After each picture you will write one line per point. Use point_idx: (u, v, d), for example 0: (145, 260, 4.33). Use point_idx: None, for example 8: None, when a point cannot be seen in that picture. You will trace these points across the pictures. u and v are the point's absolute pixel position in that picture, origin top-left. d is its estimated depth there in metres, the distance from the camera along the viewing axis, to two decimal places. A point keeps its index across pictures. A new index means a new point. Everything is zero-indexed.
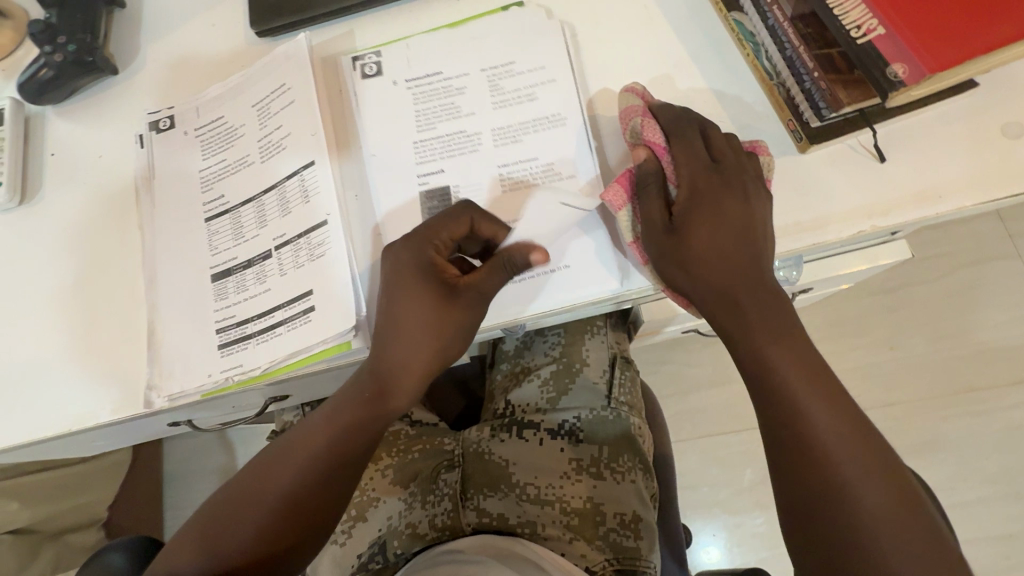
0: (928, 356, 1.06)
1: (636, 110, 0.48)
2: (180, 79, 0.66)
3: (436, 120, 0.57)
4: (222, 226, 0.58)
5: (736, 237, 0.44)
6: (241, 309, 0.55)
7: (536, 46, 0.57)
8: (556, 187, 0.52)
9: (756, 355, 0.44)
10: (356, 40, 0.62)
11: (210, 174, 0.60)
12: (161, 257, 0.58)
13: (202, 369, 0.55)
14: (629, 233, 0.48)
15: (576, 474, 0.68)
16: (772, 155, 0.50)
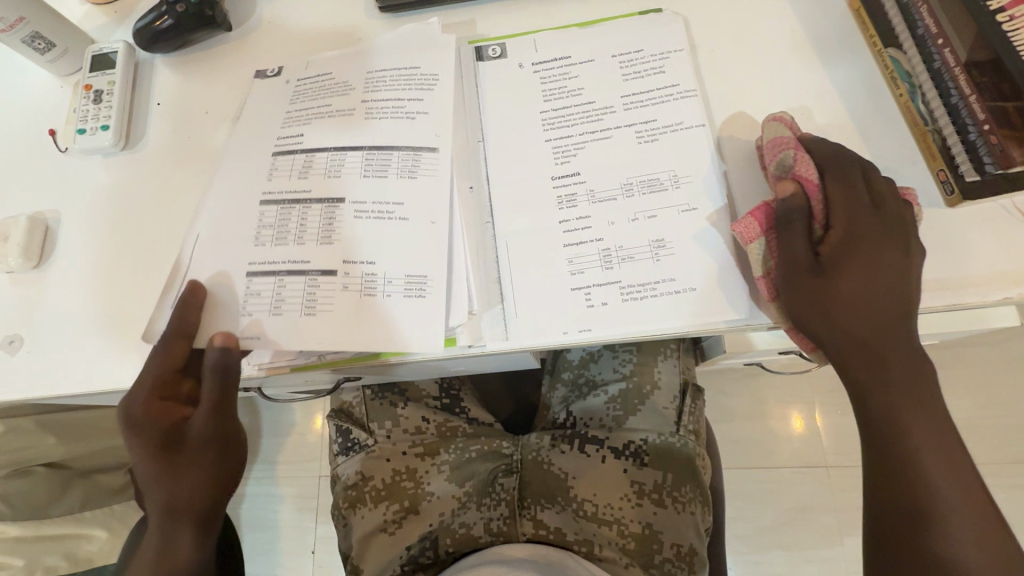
0: (993, 426, 1.01)
1: (788, 143, 0.46)
2: (294, 44, 0.64)
3: (561, 121, 0.55)
4: (307, 216, 0.53)
5: (885, 288, 0.43)
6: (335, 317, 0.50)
7: (674, 57, 0.55)
8: (685, 207, 0.50)
9: (884, 409, 0.43)
10: (481, 28, 0.60)
11: (299, 166, 0.55)
12: (240, 252, 0.53)
13: None
14: (760, 266, 0.45)
15: (637, 498, 0.66)
16: (920, 206, 0.47)
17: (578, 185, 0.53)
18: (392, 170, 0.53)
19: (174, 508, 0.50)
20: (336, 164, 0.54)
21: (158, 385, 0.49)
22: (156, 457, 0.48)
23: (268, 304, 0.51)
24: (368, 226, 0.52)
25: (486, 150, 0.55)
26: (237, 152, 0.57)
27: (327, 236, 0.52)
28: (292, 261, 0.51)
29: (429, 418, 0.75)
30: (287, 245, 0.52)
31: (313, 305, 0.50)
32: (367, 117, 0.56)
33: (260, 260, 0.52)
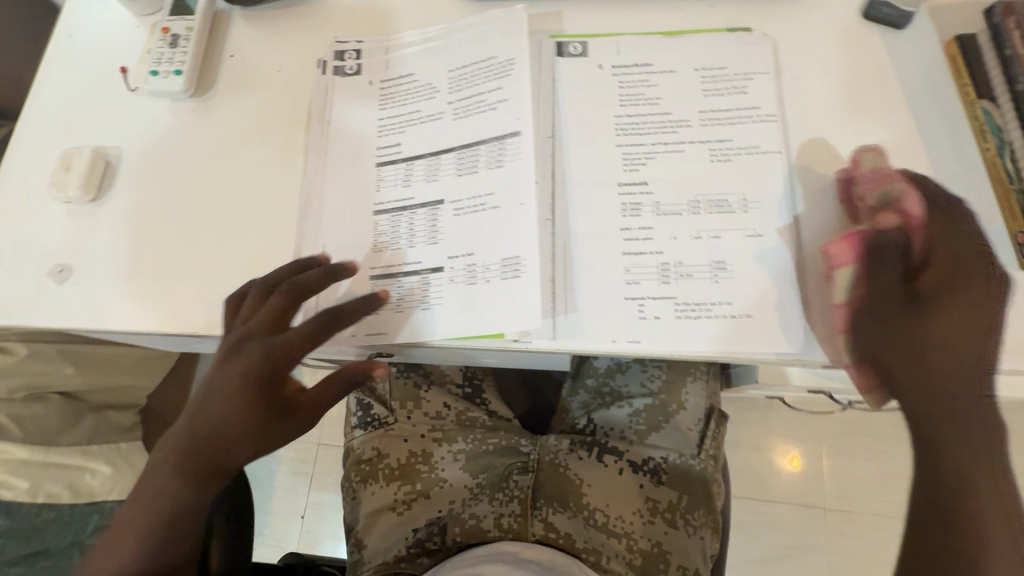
0: None
1: (894, 176, 0.46)
2: (374, 14, 0.64)
3: (635, 128, 0.54)
4: (416, 220, 0.55)
5: (972, 340, 0.42)
6: (448, 308, 0.52)
7: (758, 79, 0.54)
8: (744, 227, 0.50)
9: (955, 464, 0.41)
10: (565, 22, 0.60)
11: (403, 176, 0.57)
12: (357, 254, 0.56)
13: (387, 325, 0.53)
14: (844, 294, 0.44)
15: (650, 515, 0.66)
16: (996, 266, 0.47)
17: (646, 196, 0.52)
18: (482, 164, 0.54)
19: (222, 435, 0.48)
20: (433, 168, 0.56)
21: (261, 319, 0.50)
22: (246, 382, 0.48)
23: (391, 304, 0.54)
24: (469, 220, 0.53)
25: (554, 146, 0.55)
26: (338, 135, 0.60)
27: (434, 237, 0.54)
28: (407, 262, 0.54)
29: (450, 404, 0.76)
30: (401, 249, 0.55)
31: (428, 298, 0.53)
32: (456, 117, 0.57)
33: (379, 263, 0.55)
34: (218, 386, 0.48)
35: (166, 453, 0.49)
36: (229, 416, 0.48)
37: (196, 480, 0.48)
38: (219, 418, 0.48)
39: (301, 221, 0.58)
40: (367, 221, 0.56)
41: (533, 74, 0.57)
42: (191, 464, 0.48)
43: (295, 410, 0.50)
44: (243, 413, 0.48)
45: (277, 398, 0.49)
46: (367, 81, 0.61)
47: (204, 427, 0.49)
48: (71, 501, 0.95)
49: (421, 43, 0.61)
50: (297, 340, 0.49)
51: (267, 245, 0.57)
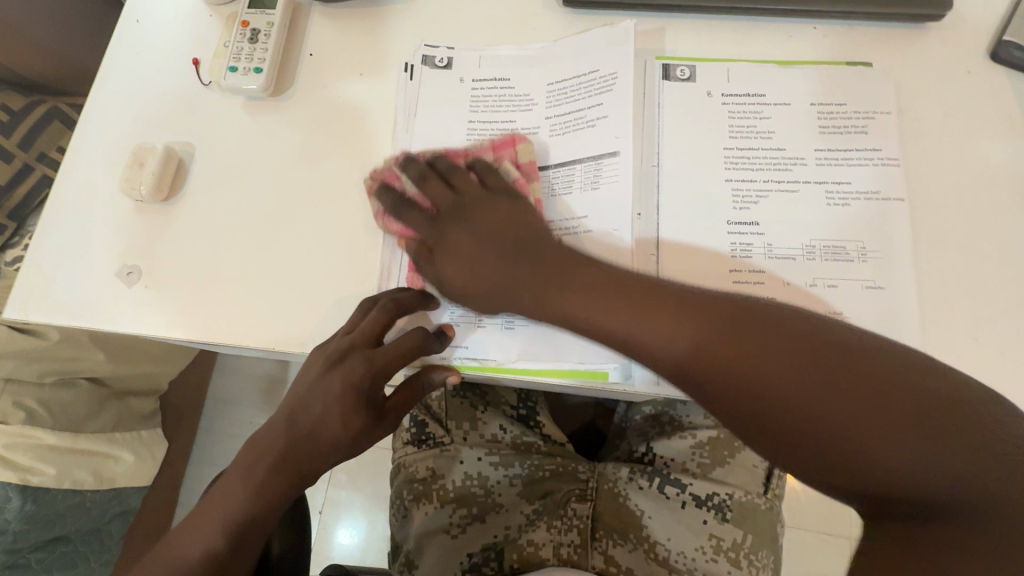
0: None
1: None
2: (464, 20, 0.61)
3: (745, 163, 0.51)
4: None
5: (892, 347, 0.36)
6: (530, 335, 0.49)
7: (879, 118, 0.51)
8: (858, 274, 0.47)
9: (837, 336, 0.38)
10: (670, 42, 0.56)
11: None
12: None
13: (460, 343, 0.50)
14: None
15: (713, 552, 0.64)
16: None
17: (757, 237, 0.49)
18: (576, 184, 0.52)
19: (315, 430, 0.47)
20: None
21: (364, 329, 0.48)
22: (349, 395, 0.47)
23: (470, 318, 0.51)
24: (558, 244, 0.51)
25: (659, 176, 0.52)
26: (425, 140, 0.57)
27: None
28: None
29: (506, 427, 0.74)
30: None
31: (511, 321, 0.50)
32: (552, 134, 0.54)
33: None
34: (315, 389, 0.47)
35: (255, 438, 0.49)
36: (330, 420, 0.47)
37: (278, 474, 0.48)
38: (313, 419, 0.47)
39: (384, 231, 0.55)
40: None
41: (635, 89, 0.54)
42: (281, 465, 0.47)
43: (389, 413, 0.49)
44: (338, 421, 0.47)
45: (372, 405, 0.48)
46: (459, 77, 0.58)
47: (298, 425, 0.48)
48: (94, 488, 0.97)
49: (516, 55, 0.58)
50: (393, 357, 0.47)
51: (346, 260, 0.55)
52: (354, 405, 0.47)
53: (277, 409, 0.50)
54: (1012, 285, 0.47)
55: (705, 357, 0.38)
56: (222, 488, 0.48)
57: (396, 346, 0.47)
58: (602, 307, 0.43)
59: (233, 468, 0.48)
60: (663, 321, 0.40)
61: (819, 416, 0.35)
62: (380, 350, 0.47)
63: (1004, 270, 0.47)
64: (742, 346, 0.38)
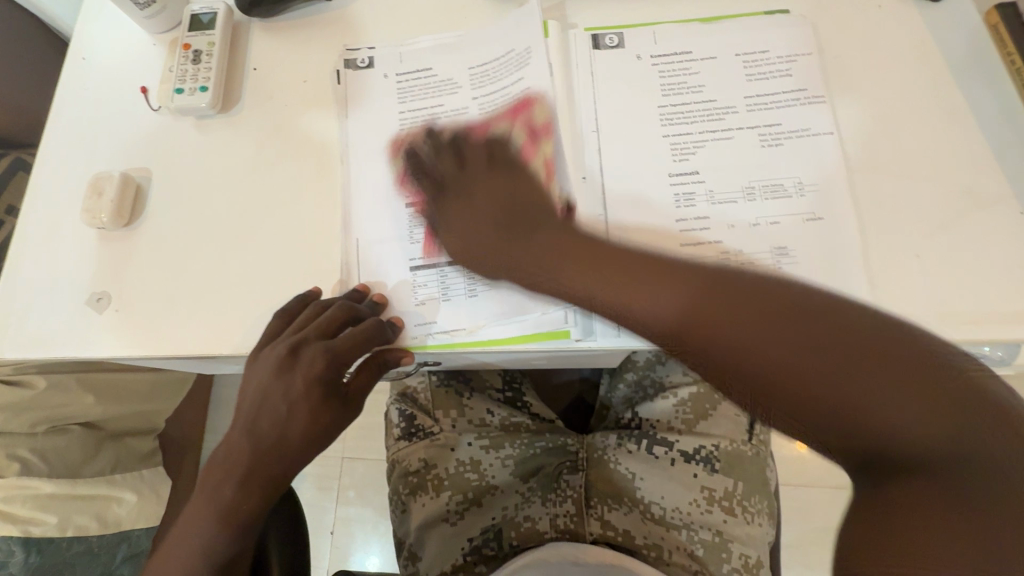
0: None
1: None
2: (396, 18, 0.63)
3: (681, 118, 0.53)
4: (453, 211, 0.54)
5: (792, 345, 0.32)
6: (491, 298, 0.51)
7: (800, 61, 0.53)
8: (795, 206, 0.49)
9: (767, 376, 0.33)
10: (581, 15, 0.59)
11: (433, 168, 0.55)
12: (393, 255, 0.54)
13: (427, 321, 0.52)
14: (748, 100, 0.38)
15: (707, 504, 0.66)
16: None
17: (699, 183, 0.51)
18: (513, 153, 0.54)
19: (285, 432, 0.50)
20: None
21: (314, 325, 0.50)
22: (311, 397, 0.50)
23: (436, 293, 0.52)
24: None
25: (598, 142, 0.54)
26: (360, 137, 0.58)
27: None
28: (450, 253, 0.53)
29: (494, 410, 0.75)
30: (439, 241, 0.54)
31: (473, 287, 0.52)
32: (481, 110, 0.56)
33: (419, 256, 0.54)
34: (278, 392, 0.49)
35: (239, 439, 0.50)
36: (297, 421, 0.50)
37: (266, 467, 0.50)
38: (281, 418, 0.49)
39: (339, 227, 0.56)
40: (400, 219, 0.55)
41: (554, 56, 0.56)
42: (259, 464, 0.49)
43: (356, 393, 0.53)
44: (305, 419, 0.50)
45: (339, 392, 0.51)
46: (382, 74, 0.60)
47: (263, 429, 0.50)
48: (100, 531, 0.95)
49: (433, 44, 0.60)
50: (348, 348, 0.50)
51: (309, 259, 0.56)
52: (318, 404, 0.50)
53: (245, 414, 0.50)
54: (942, 200, 0.49)
55: (695, 321, 0.36)
56: (214, 486, 0.50)
57: (355, 335, 0.50)
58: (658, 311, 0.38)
59: (222, 467, 0.50)
60: (633, 287, 0.41)
61: (934, 520, 0.27)
62: (338, 343, 0.50)
63: (936, 187, 0.49)
64: (767, 310, 0.34)
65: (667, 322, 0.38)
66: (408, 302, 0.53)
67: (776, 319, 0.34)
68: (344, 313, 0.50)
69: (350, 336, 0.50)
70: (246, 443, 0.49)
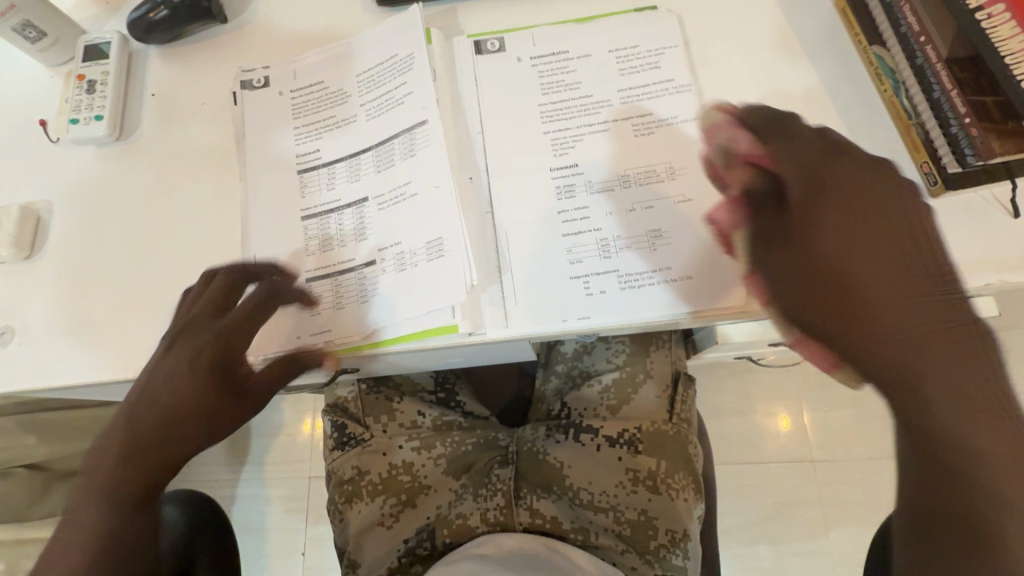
0: None
1: None
2: (288, 36, 0.64)
3: (559, 114, 0.56)
4: (346, 220, 0.55)
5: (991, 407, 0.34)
6: (381, 303, 0.52)
7: (667, 53, 0.56)
8: (666, 189, 0.52)
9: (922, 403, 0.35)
10: (463, 23, 0.61)
11: (326, 180, 0.57)
12: (290, 266, 0.55)
13: (323, 331, 0.53)
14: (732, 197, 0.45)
15: (632, 485, 0.67)
16: None
17: (578, 175, 0.53)
18: (397, 156, 0.55)
19: (166, 413, 0.47)
20: (355, 169, 0.56)
21: (203, 302, 0.51)
22: (196, 372, 0.48)
23: (330, 303, 0.54)
24: (393, 215, 0.54)
25: (485, 141, 0.56)
26: (257, 155, 0.59)
27: (363, 234, 0.55)
28: (343, 261, 0.54)
29: (425, 412, 0.76)
30: (334, 250, 0.55)
31: (363, 295, 0.53)
32: (369, 119, 0.58)
33: (314, 267, 0.55)
34: (163, 370, 0.48)
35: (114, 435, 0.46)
36: (179, 398, 0.47)
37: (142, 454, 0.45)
38: (179, 395, 0.47)
39: (238, 244, 0.57)
40: (296, 232, 0.56)
41: (438, 64, 0.58)
42: (139, 446, 0.45)
43: (260, 379, 0.51)
44: (188, 394, 0.47)
45: (238, 371, 0.50)
46: (276, 91, 0.61)
47: (144, 417, 0.47)
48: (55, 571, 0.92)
49: (323, 60, 0.61)
50: (235, 315, 0.50)
51: None
52: (203, 380, 0.48)
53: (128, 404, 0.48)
54: None
55: (874, 328, 0.36)
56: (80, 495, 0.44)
57: (264, 305, 0.52)
58: (912, 305, 0.36)
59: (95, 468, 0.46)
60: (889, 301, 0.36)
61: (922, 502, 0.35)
62: (226, 314, 0.50)
63: None
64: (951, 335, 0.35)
65: (894, 332, 0.36)
66: (303, 313, 0.54)
67: (943, 342, 0.35)
68: (229, 284, 0.52)
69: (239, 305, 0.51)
70: (132, 421, 0.46)
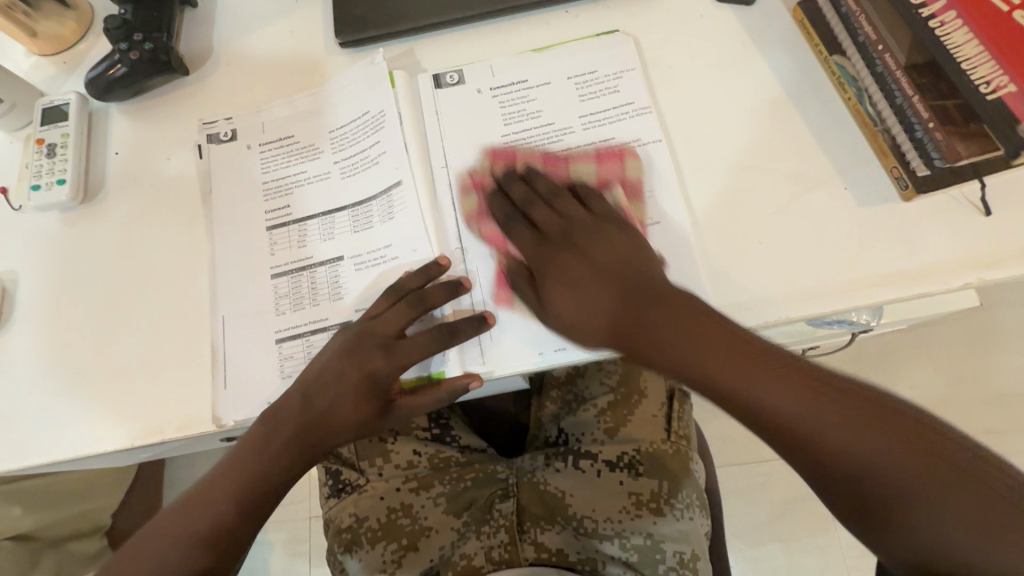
0: (945, 396, 1.06)
1: None
2: (251, 84, 0.63)
3: (522, 145, 0.55)
4: (318, 279, 0.54)
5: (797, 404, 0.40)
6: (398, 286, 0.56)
7: (626, 77, 0.57)
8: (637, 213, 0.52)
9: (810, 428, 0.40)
10: (426, 60, 0.61)
11: (297, 238, 0.56)
12: (262, 326, 0.54)
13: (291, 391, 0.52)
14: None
15: (636, 509, 0.66)
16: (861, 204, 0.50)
17: None
18: (375, 218, 0.55)
19: (255, 474, 0.50)
20: (329, 228, 0.56)
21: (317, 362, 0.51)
22: (293, 440, 0.50)
23: (301, 363, 0.53)
24: (369, 275, 0.53)
25: (450, 177, 0.55)
26: (228, 210, 0.58)
27: (338, 294, 0.54)
28: (314, 321, 0.53)
29: (420, 451, 0.75)
30: (304, 309, 0.54)
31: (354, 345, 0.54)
32: (343, 177, 0.57)
33: (284, 327, 0.54)
34: (266, 429, 0.50)
35: (210, 482, 0.50)
36: (270, 465, 0.50)
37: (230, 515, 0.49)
38: (270, 458, 0.50)
39: (209, 303, 0.56)
40: (266, 290, 0.55)
41: (405, 106, 0.57)
42: (243, 503, 0.49)
43: (334, 438, 0.52)
44: (280, 455, 0.50)
45: (322, 433, 0.51)
46: (245, 145, 0.60)
47: (243, 464, 0.50)
48: None
49: (289, 109, 0.61)
50: (339, 386, 0.50)
51: (186, 337, 0.55)
52: (297, 445, 0.51)
53: (235, 448, 0.51)
54: (777, 184, 0.52)
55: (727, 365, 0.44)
56: (161, 529, 0.48)
57: (347, 366, 0.50)
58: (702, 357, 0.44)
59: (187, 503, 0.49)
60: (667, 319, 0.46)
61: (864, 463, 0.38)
62: (337, 379, 0.50)
63: (771, 173, 0.52)
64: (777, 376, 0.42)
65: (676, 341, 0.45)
66: (274, 377, 0.53)
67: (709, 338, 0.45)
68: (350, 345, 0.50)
69: (348, 373, 0.50)
70: (231, 477, 0.50)
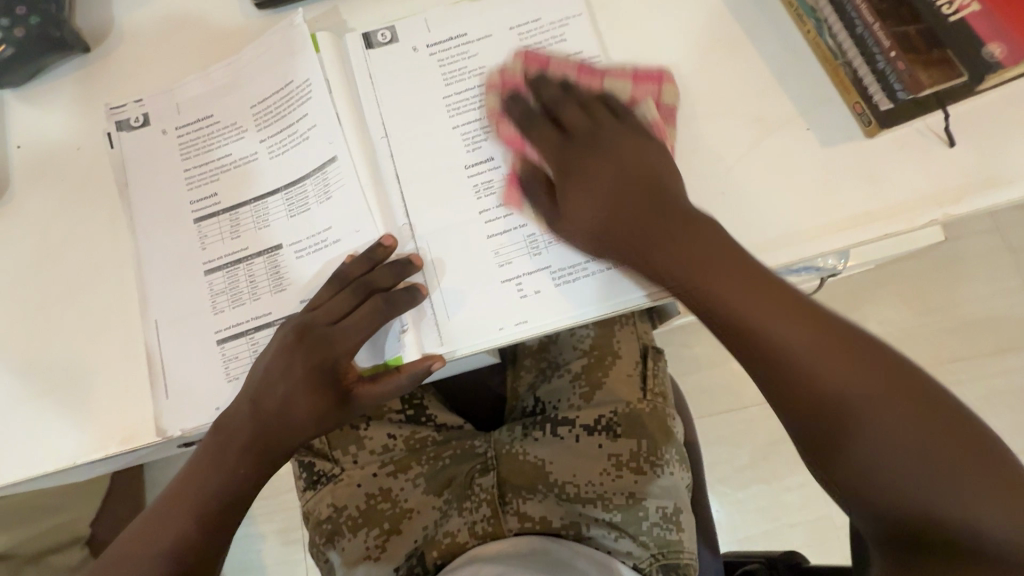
0: (914, 329, 1.08)
1: None
2: (162, 59, 0.57)
3: (466, 106, 0.51)
4: (256, 271, 0.50)
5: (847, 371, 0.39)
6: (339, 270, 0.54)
7: (572, 23, 0.52)
8: None
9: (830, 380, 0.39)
10: (350, 19, 0.55)
11: (229, 228, 0.52)
12: (201, 326, 0.50)
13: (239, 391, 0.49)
14: None
15: (616, 470, 0.66)
16: (824, 146, 0.48)
17: (497, 170, 0.50)
18: (311, 198, 0.50)
19: (214, 482, 0.47)
20: (262, 214, 0.51)
21: (259, 367, 0.47)
22: (248, 443, 0.47)
23: (247, 362, 0.49)
24: (310, 261, 0.50)
25: (390, 148, 0.51)
26: (149, 201, 0.53)
27: (280, 284, 0.50)
28: (256, 317, 0.50)
29: (394, 435, 0.73)
30: (244, 304, 0.50)
31: None
32: (272, 156, 0.52)
33: (225, 325, 0.50)
34: (219, 438, 0.47)
35: (171, 496, 0.48)
36: (227, 470, 0.47)
37: (196, 530, 0.46)
38: (228, 464, 0.47)
39: (139, 306, 0.51)
40: (200, 288, 0.51)
41: (333, 73, 0.52)
42: (208, 515, 0.46)
43: (294, 440, 0.49)
44: (239, 456, 0.47)
45: (278, 434, 0.48)
46: (160, 129, 0.55)
47: (200, 472, 0.47)
48: None
49: (204, 84, 0.55)
50: (286, 384, 0.47)
51: (120, 344, 0.51)
52: (254, 446, 0.47)
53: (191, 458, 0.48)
54: (737, 129, 0.49)
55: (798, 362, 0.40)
56: (129, 543, 0.46)
57: (291, 361, 0.47)
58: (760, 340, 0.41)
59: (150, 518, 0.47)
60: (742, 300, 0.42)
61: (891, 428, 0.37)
62: (285, 377, 0.47)
63: (731, 118, 0.49)
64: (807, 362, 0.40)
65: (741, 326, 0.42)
66: (220, 378, 0.49)
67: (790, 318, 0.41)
68: (290, 340, 0.47)
69: (295, 370, 0.47)
70: (192, 488, 0.47)
